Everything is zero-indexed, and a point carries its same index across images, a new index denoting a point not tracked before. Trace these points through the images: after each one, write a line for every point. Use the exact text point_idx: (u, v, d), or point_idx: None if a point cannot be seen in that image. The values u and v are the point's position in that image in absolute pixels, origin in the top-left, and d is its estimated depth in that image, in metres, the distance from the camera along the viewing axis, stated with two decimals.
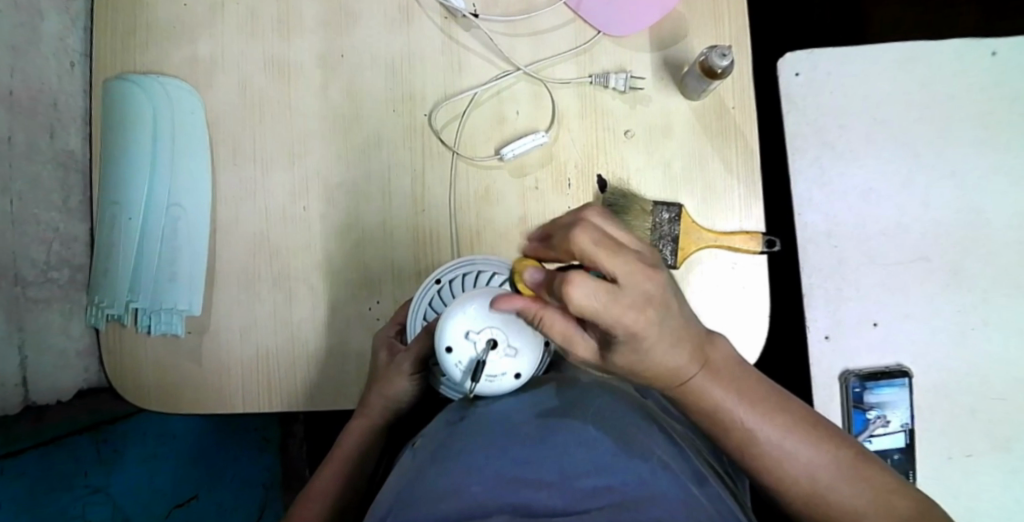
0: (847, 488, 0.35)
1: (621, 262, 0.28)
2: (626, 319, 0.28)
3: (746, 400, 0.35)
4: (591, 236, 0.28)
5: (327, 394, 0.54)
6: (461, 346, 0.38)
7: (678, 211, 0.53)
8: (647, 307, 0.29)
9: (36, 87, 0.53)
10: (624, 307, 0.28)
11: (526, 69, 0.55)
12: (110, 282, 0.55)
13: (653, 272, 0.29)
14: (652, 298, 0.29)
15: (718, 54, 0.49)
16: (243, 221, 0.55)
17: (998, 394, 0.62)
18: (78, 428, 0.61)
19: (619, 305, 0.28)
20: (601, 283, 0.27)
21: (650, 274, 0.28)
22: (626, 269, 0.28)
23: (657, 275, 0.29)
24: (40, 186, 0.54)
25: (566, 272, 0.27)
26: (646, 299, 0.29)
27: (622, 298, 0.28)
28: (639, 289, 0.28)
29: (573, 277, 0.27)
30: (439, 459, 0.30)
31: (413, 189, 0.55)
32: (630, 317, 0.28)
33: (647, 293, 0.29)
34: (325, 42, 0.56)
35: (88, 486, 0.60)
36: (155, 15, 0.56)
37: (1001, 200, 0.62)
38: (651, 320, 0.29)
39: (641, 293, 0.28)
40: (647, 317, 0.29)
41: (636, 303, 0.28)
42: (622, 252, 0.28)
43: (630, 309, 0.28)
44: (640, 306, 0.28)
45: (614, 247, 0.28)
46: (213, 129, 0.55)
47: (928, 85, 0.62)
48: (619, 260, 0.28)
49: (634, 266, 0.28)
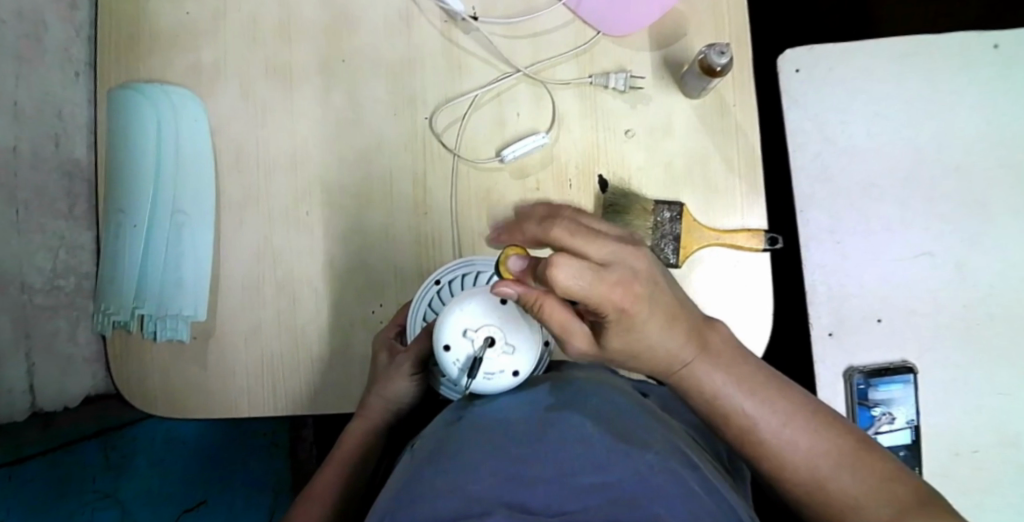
0: (848, 477, 0.35)
1: (599, 245, 0.29)
2: (613, 296, 0.29)
3: (744, 387, 0.36)
4: (569, 225, 0.29)
5: (331, 398, 0.54)
6: (459, 344, 0.38)
7: (679, 210, 0.53)
8: (634, 284, 0.29)
9: (40, 96, 0.54)
10: (611, 285, 0.28)
11: (525, 70, 0.55)
12: (116, 290, 0.55)
13: (637, 251, 0.30)
14: (639, 275, 0.30)
15: (717, 53, 0.49)
16: (246, 226, 0.55)
17: (1005, 390, 0.62)
18: (84, 435, 0.63)
19: (605, 283, 0.28)
20: (586, 262, 0.28)
21: (631, 252, 0.29)
22: (606, 248, 0.29)
23: (640, 251, 0.30)
24: (46, 194, 0.54)
25: (549, 254, 0.27)
26: (632, 276, 0.29)
27: (608, 276, 0.28)
28: (623, 266, 0.29)
29: (558, 259, 0.27)
30: (438, 458, 0.30)
31: (415, 192, 0.55)
32: (617, 294, 0.29)
33: (633, 269, 0.29)
34: (326, 47, 0.56)
35: (98, 492, 0.63)
36: (157, 22, 0.56)
37: (1005, 194, 0.62)
38: (639, 295, 0.30)
39: (626, 270, 0.29)
40: (635, 293, 0.29)
41: (622, 280, 0.29)
42: (600, 235, 0.29)
43: (617, 285, 0.29)
44: (626, 283, 0.29)
45: (590, 236, 0.29)
46: (215, 134, 0.56)
47: (930, 80, 0.62)
48: (599, 243, 0.29)
49: (614, 246, 0.29)
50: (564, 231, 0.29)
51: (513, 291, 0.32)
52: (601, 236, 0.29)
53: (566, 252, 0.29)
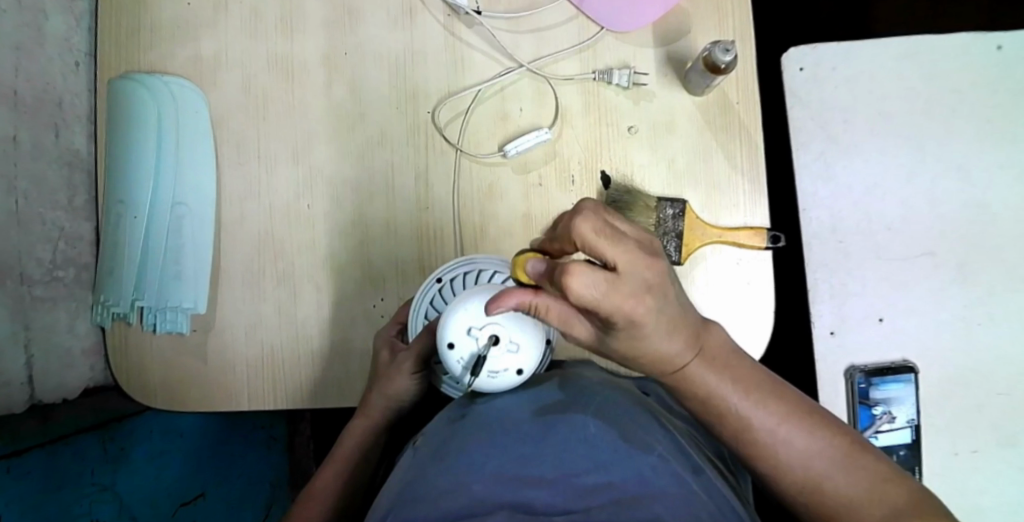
0: (842, 477, 0.35)
1: (619, 251, 0.29)
2: (625, 308, 0.29)
3: (739, 386, 0.36)
4: (595, 220, 0.29)
5: (330, 392, 0.54)
6: (462, 342, 0.38)
7: (682, 207, 0.53)
8: (646, 295, 0.29)
9: (40, 86, 0.53)
10: (625, 296, 0.28)
11: (528, 66, 0.55)
12: (116, 281, 0.55)
13: (654, 261, 0.29)
14: (652, 286, 0.29)
15: (722, 50, 0.49)
16: (248, 218, 0.55)
17: (1005, 389, 0.62)
18: (79, 428, 0.60)
19: (619, 294, 0.28)
20: (601, 272, 0.28)
21: (647, 263, 0.29)
22: (622, 256, 0.29)
23: (656, 263, 0.30)
24: (45, 185, 0.54)
25: (565, 263, 0.28)
26: (646, 288, 0.29)
27: (622, 287, 0.28)
28: (638, 277, 0.29)
29: (574, 268, 0.28)
30: (440, 457, 0.30)
31: (417, 186, 0.55)
32: (629, 305, 0.29)
33: (647, 281, 0.29)
34: (328, 40, 0.56)
35: (94, 484, 0.60)
36: (158, 14, 0.56)
37: (1007, 195, 0.62)
38: (651, 307, 0.30)
39: (640, 281, 0.29)
40: (646, 304, 0.29)
41: (636, 291, 0.29)
42: (620, 240, 0.29)
43: (630, 297, 0.29)
44: (639, 295, 0.29)
45: (613, 236, 0.29)
46: (217, 126, 0.55)
47: (934, 80, 0.62)
48: (618, 247, 0.29)
49: (632, 255, 0.29)
50: (591, 227, 0.29)
51: (507, 307, 0.32)
52: (623, 240, 0.29)
53: (588, 248, 0.29)
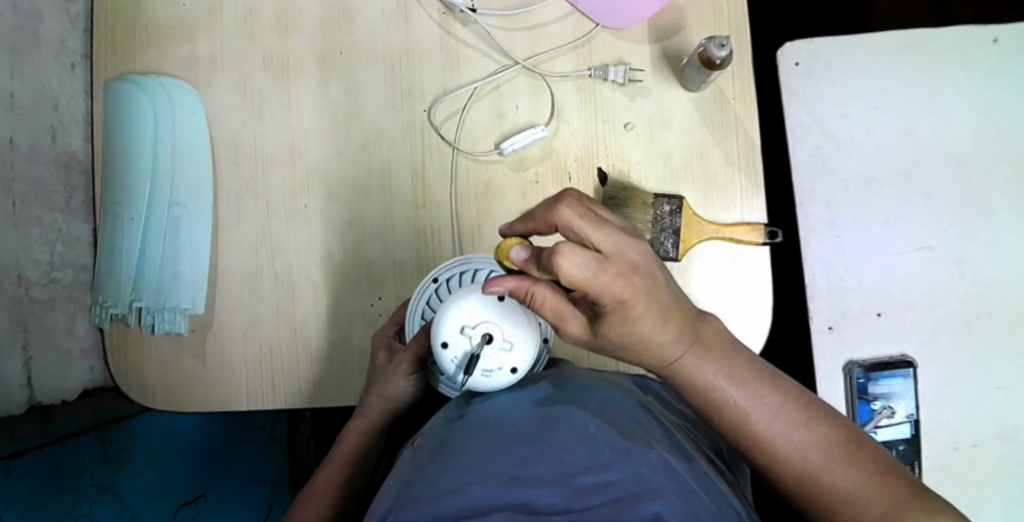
0: (841, 470, 0.35)
1: (606, 234, 0.29)
2: (613, 289, 0.29)
3: (735, 379, 0.36)
4: (580, 206, 0.30)
5: (329, 391, 0.54)
6: (456, 341, 0.38)
7: (678, 203, 0.52)
8: (633, 277, 0.30)
9: (36, 89, 0.53)
10: (613, 277, 0.29)
11: (524, 62, 0.55)
12: (113, 283, 0.55)
13: (638, 244, 0.30)
14: (638, 269, 0.30)
15: (716, 45, 0.49)
16: (245, 218, 0.55)
17: (1004, 383, 0.62)
18: (80, 429, 0.61)
19: (608, 275, 0.28)
20: (590, 252, 0.28)
21: (632, 244, 0.30)
22: (608, 241, 0.29)
23: (640, 245, 0.30)
24: (42, 187, 0.54)
25: (554, 241, 0.27)
26: (633, 269, 0.30)
27: (610, 268, 0.29)
28: (624, 259, 0.29)
29: (563, 247, 0.27)
30: (438, 457, 0.30)
31: (413, 184, 0.55)
32: (618, 286, 0.29)
33: (633, 263, 0.30)
34: (323, 38, 0.56)
35: (95, 485, 0.61)
36: (153, 14, 0.56)
37: (1003, 188, 0.62)
38: (639, 289, 0.30)
39: (627, 263, 0.29)
40: (634, 287, 0.30)
41: (623, 273, 0.29)
42: (604, 226, 0.30)
43: (618, 278, 0.29)
44: (627, 276, 0.29)
45: (597, 221, 0.30)
46: (212, 126, 0.55)
47: (931, 73, 0.62)
48: (603, 231, 0.29)
49: (617, 238, 0.29)
50: (575, 212, 0.30)
51: (503, 287, 0.32)
52: (607, 224, 0.30)
53: (572, 232, 0.30)
